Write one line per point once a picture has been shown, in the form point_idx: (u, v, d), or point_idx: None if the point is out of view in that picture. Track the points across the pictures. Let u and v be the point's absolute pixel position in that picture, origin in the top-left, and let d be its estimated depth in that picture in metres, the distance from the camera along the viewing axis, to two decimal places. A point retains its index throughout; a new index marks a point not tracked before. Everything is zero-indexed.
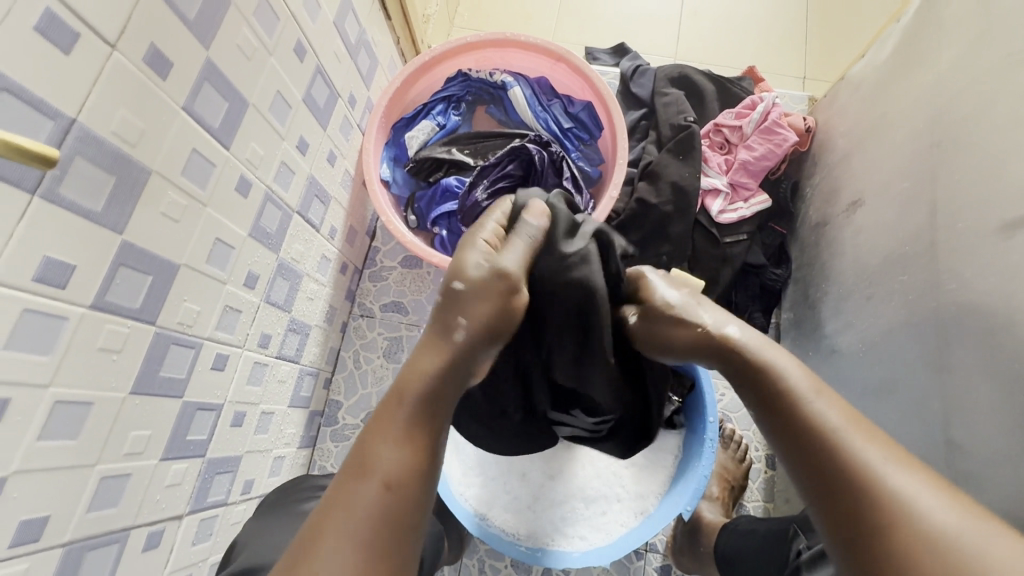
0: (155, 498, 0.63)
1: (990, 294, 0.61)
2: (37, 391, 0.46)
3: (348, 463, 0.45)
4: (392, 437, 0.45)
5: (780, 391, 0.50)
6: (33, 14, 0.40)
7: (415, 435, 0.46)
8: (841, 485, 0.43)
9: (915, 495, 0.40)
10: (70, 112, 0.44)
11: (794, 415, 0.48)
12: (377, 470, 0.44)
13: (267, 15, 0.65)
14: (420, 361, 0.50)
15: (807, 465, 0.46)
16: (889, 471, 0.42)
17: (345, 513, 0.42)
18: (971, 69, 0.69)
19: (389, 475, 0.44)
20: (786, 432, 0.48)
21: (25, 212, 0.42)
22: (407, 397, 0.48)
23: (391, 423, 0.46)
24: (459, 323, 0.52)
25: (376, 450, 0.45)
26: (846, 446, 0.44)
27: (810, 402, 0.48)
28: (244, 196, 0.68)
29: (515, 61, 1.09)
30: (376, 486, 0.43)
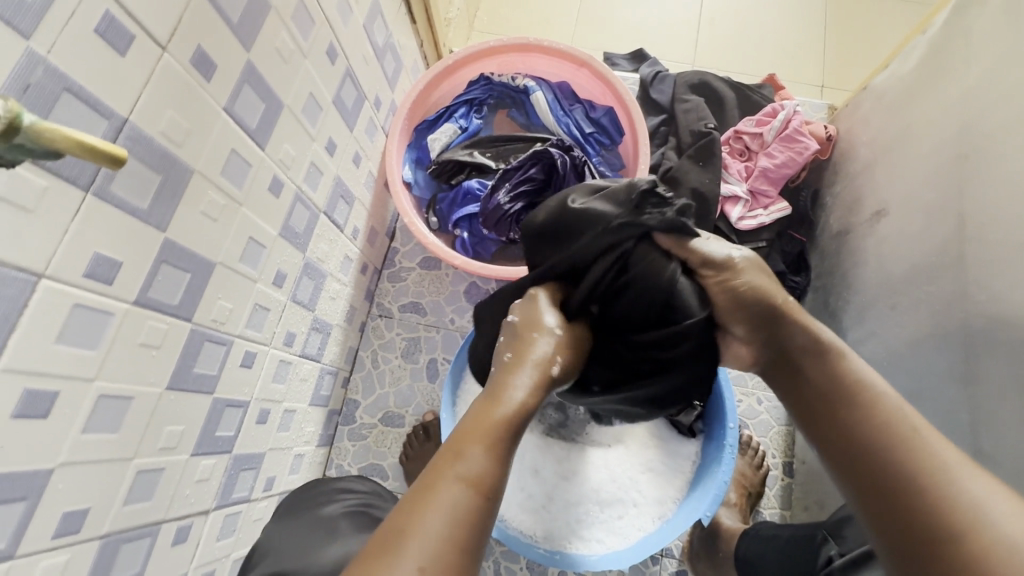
0: (185, 493, 0.64)
1: (1020, 305, 0.61)
2: (83, 385, 0.47)
3: (434, 466, 0.44)
4: (484, 443, 0.46)
5: (857, 388, 0.53)
6: (94, 17, 0.41)
7: (501, 447, 0.46)
8: (915, 482, 0.46)
9: (989, 497, 0.43)
10: (123, 113, 0.45)
11: (870, 413, 0.51)
12: (468, 473, 0.43)
13: (304, 18, 0.66)
14: (508, 378, 0.52)
15: (880, 459, 0.48)
16: (965, 474, 0.45)
17: (435, 510, 0.41)
18: (1001, 81, 0.69)
19: (478, 481, 0.43)
20: (860, 427, 0.51)
21: (78, 210, 0.43)
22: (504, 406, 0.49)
23: (484, 424, 0.48)
24: (553, 360, 0.55)
25: (466, 452, 0.45)
26: (923, 447, 0.47)
27: (890, 405, 0.51)
28: (276, 196, 0.69)
29: (537, 65, 1.10)
30: (466, 489, 0.43)
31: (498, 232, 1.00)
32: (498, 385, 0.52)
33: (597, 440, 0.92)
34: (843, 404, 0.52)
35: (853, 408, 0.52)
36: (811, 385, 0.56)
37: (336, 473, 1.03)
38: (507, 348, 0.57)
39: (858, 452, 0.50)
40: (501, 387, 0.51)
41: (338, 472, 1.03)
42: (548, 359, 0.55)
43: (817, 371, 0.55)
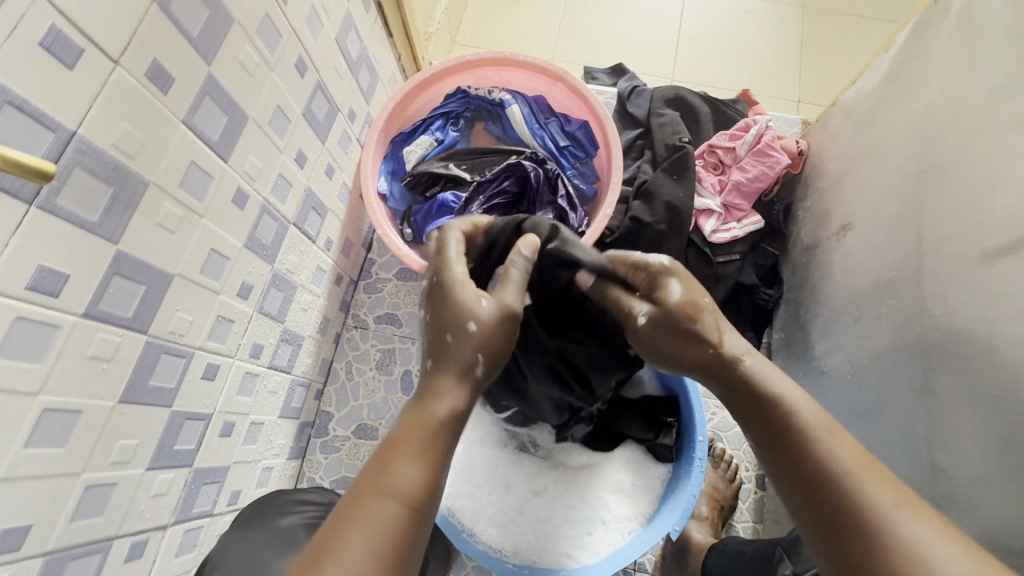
0: (140, 508, 0.63)
1: (975, 320, 0.62)
2: (26, 399, 0.46)
3: (363, 482, 0.45)
4: (416, 456, 0.47)
5: (786, 423, 0.50)
6: (38, 31, 0.41)
7: (435, 458, 0.47)
8: (851, 529, 0.44)
9: (927, 542, 0.41)
10: (70, 125, 0.45)
11: (801, 454, 0.48)
12: (399, 488, 0.44)
13: (270, 32, 0.67)
14: (441, 386, 0.51)
15: (812, 502, 0.47)
16: (900, 517, 0.43)
17: (362, 527, 0.42)
18: (958, 100, 0.70)
19: (409, 496, 0.45)
20: (793, 468, 0.49)
21: (20, 223, 0.43)
22: (427, 417, 0.49)
23: (410, 437, 0.48)
24: (477, 358, 0.52)
25: (395, 467, 0.46)
26: (856, 490, 0.45)
27: (820, 441, 0.48)
28: (240, 208, 0.69)
29: (513, 79, 1.11)
30: (396, 504, 0.44)
31: None
32: (429, 394, 0.51)
33: (568, 460, 0.92)
34: (774, 443, 0.50)
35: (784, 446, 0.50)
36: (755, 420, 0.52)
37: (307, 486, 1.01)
38: (431, 350, 0.53)
39: (793, 493, 0.49)
40: (432, 394, 0.51)
41: (310, 485, 1.01)
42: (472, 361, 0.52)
43: (746, 404, 0.53)
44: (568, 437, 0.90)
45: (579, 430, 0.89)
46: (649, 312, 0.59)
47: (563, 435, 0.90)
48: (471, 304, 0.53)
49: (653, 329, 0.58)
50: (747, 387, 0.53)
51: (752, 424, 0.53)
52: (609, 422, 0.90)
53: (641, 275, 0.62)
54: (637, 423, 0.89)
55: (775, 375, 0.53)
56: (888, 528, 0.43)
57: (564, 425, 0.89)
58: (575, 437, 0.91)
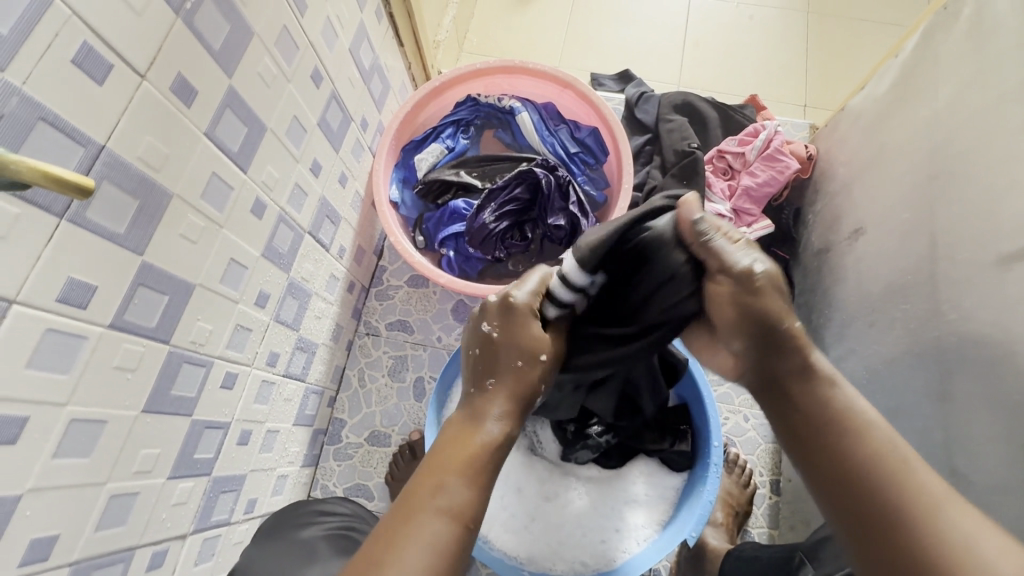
0: (161, 517, 0.63)
1: (992, 324, 0.62)
2: (55, 410, 0.47)
3: (414, 497, 0.48)
4: (465, 475, 0.50)
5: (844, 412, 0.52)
6: (71, 48, 0.42)
7: (480, 476, 0.50)
8: (898, 516, 0.46)
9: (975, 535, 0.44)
10: (99, 139, 0.45)
11: (853, 444, 0.50)
12: (449, 505, 0.47)
13: (288, 44, 0.68)
14: (489, 405, 0.55)
15: (860, 489, 0.49)
16: (958, 506, 0.46)
17: (416, 543, 0.45)
18: (968, 105, 0.71)
19: (457, 513, 0.47)
20: (840, 457, 0.51)
21: (51, 236, 0.43)
22: (475, 439, 0.52)
23: (460, 456, 0.51)
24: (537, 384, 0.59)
25: (447, 486, 0.48)
26: (908, 482, 0.47)
27: (874, 436, 0.50)
28: (258, 218, 0.70)
29: (523, 86, 1.11)
30: (446, 521, 0.46)
31: (484, 250, 1.02)
32: (478, 414, 0.54)
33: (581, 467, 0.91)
34: (831, 429, 0.52)
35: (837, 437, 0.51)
36: (813, 405, 0.53)
37: (321, 494, 1.02)
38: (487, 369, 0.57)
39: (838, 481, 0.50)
40: (481, 414, 0.54)
41: (324, 492, 1.02)
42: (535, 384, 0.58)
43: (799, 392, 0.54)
44: (573, 460, 0.89)
45: (584, 455, 0.88)
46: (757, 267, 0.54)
47: (568, 456, 0.89)
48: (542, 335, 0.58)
49: (753, 290, 0.54)
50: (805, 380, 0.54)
51: (801, 415, 0.54)
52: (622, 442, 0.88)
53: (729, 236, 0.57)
54: (650, 435, 0.86)
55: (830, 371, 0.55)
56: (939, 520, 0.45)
57: (569, 445, 0.89)
58: (580, 458, 0.89)
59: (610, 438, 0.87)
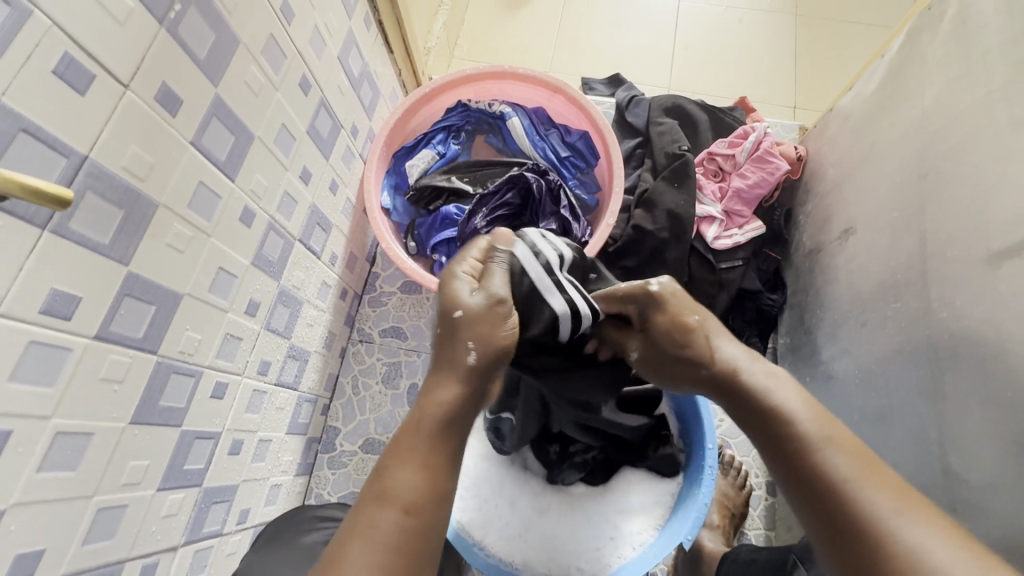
0: (150, 529, 0.62)
1: (982, 322, 0.62)
2: (39, 423, 0.46)
3: (366, 490, 0.47)
4: (414, 461, 0.48)
5: (786, 431, 0.51)
6: (52, 59, 0.42)
7: (434, 459, 0.49)
8: (845, 530, 0.45)
9: (929, 548, 0.42)
10: (82, 150, 0.45)
11: (802, 461, 0.49)
12: (398, 496, 0.46)
13: (275, 52, 0.68)
14: (437, 385, 0.53)
15: (812, 507, 0.48)
16: (900, 521, 0.44)
17: (367, 537, 0.44)
18: (954, 105, 0.71)
19: (408, 501, 0.46)
20: (793, 478, 0.50)
21: (34, 247, 0.43)
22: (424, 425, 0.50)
23: (409, 449, 0.49)
24: (470, 349, 0.54)
25: (395, 476, 0.47)
26: (854, 494, 0.46)
27: (822, 449, 0.49)
28: (247, 226, 0.70)
29: (513, 91, 1.11)
30: (394, 510, 0.45)
31: None
32: (428, 394, 0.53)
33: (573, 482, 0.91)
34: (777, 450, 0.51)
35: (787, 455, 0.50)
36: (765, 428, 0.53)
37: (315, 503, 1.01)
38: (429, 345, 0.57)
39: (796, 502, 0.50)
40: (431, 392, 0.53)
41: (318, 501, 1.01)
42: (463, 350, 0.54)
43: (743, 405, 0.55)
44: (560, 482, 0.91)
45: (572, 476, 0.90)
46: (640, 353, 0.67)
47: (554, 478, 0.91)
48: (455, 294, 0.56)
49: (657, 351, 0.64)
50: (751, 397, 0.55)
51: (755, 431, 0.54)
52: (607, 457, 0.91)
53: (631, 308, 0.67)
54: (632, 445, 0.89)
55: (777, 385, 0.55)
56: (888, 536, 0.43)
57: (556, 467, 0.91)
58: (569, 480, 0.90)
59: (594, 454, 0.90)
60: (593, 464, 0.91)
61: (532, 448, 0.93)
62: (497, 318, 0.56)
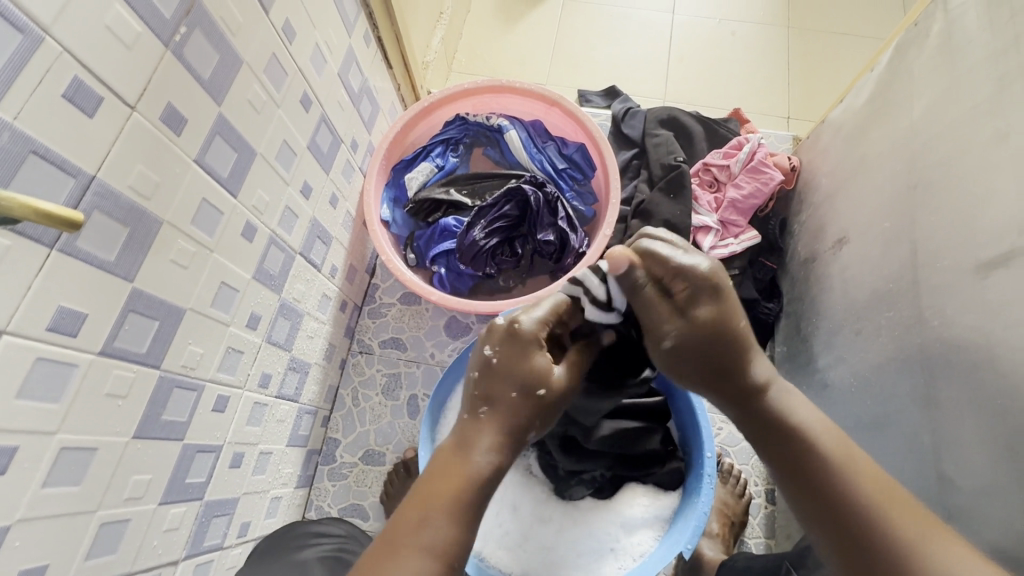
0: (153, 543, 0.63)
1: (972, 332, 0.63)
2: (45, 438, 0.47)
3: (397, 532, 0.48)
4: (447, 512, 0.49)
5: (807, 454, 0.54)
6: (62, 83, 0.43)
7: (466, 511, 0.50)
8: (872, 552, 0.48)
9: (953, 565, 0.46)
10: (90, 170, 0.46)
11: (829, 484, 0.52)
12: (429, 543, 0.47)
13: (277, 71, 0.69)
14: (478, 437, 0.53)
15: (839, 529, 0.50)
16: (926, 542, 0.47)
17: None
18: (940, 118, 0.73)
19: (440, 549, 0.48)
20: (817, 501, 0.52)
21: (43, 266, 0.44)
22: (467, 472, 0.51)
23: (445, 496, 0.50)
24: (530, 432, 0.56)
25: (429, 525, 0.48)
26: (880, 517, 0.49)
27: (844, 474, 0.52)
28: (249, 240, 0.71)
29: (510, 104, 1.13)
30: (428, 558, 0.47)
31: (475, 267, 1.03)
32: (471, 443, 0.53)
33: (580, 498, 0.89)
34: (795, 471, 0.54)
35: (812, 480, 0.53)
36: (784, 449, 0.55)
37: (315, 515, 1.01)
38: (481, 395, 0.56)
39: (816, 521, 0.52)
40: (475, 440, 0.53)
41: (319, 513, 1.01)
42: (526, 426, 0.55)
43: (762, 421, 0.57)
44: (567, 498, 0.89)
45: (580, 492, 0.88)
46: (680, 334, 0.57)
47: (562, 494, 0.89)
48: (545, 369, 0.56)
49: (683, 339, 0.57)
50: (774, 420, 0.56)
51: (772, 452, 0.56)
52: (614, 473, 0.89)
53: (679, 286, 0.57)
54: (638, 461, 0.88)
55: (792, 403, 0.57)
56: (918, 555, 0.47)
57: (563, 483, 0.89)
58: (576, 495, 0.89)
59: (603, 472, 0.88)
60: (601, 480, 0.89)
61: (537, 458, 0.91)
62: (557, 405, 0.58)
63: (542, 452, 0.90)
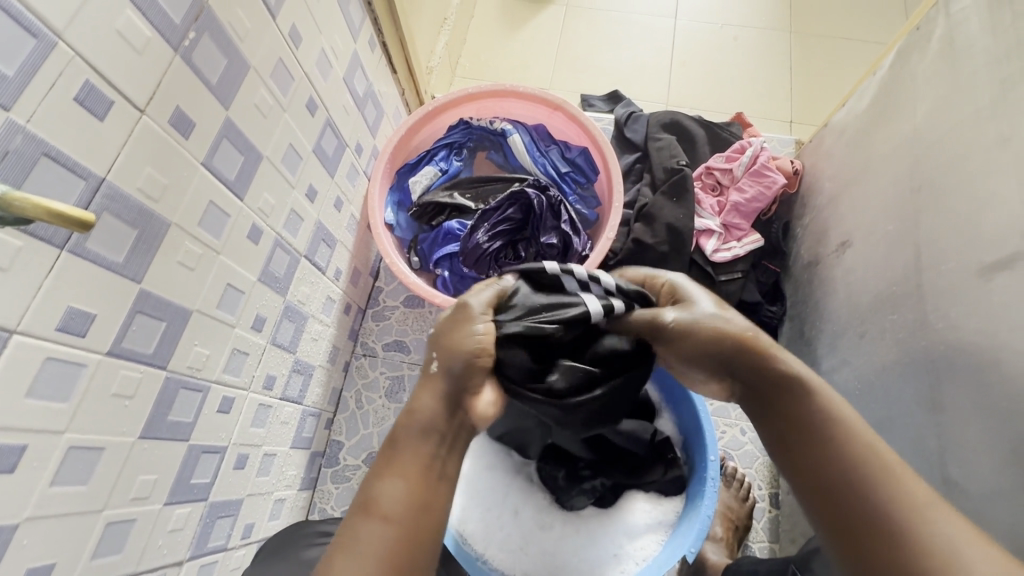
0: (158, 544, 0.63)
1: (977, 335, 0.63)
2: (54, 437, 0.48)
3: (357, 502, 0.52)
4: (403, 475, 0.52)
5: (806, 431, 0.54)
6: (74, 87, 0.43)
7: (421, 476, 0.53)
8: (871, 522, 0.49)
9: (948, 547, 0.45)
10: (99, 172, 0.47)
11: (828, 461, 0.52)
12: (381, 508, 0.51)
13: (283, 75, 0.70)
14: (424, 397, 0.56)
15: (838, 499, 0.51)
16: (923, 520, 0.47)
17: (351, 547, 0.49)
18: (943, 121, 0.73)
19: (387, 512, 0.51)
20: (814, 472, 0.53)
21: (53, 267, 0.45)
22: (404, 435, 0.54)
23: (391, 462, 0.53)
24: (432, 359, 0.57)
25: (384, 487, 0.52)
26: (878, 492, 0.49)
27: (840, 445, 0.53)
28: (255, 242, 0.71)
29: (514, 109, 1.14)
30: (376, 520, 0.50)
31: (478, 270, 1.03)
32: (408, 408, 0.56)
33: (579, 505, 0.88)
34: (797, 447, 0.55)
35: (804, 442, 0.54)
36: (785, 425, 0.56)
37: (319, 517, 1.01)
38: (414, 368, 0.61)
39: (816, 492, 0.53)
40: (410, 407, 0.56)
41: (322, 516, 1.01)
42: (428, 361, 0.57)
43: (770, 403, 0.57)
44: (570, 508, 0.88)
45: (581, 502, 0.87)
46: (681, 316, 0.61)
47: (563, 503, 0.88)
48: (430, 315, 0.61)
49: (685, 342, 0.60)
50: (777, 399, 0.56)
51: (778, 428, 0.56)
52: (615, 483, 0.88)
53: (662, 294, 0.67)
54: (638, 469, 0.87)
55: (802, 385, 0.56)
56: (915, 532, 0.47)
57: (564, 492, 0.88)
58: (578, 505, 0.88)
59: (603, 481, 0.87)
60: (602, 490, 0.88)
61: (539, 468, 0.91)
62: (459, 329, 0.57)
63: (543, 461, 0.90)
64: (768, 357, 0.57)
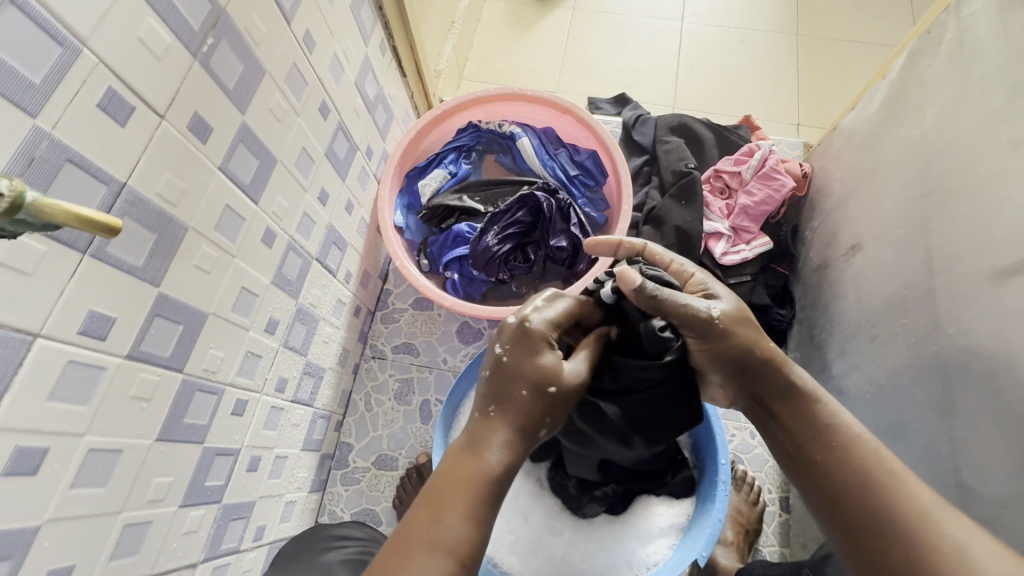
0: (172, 546, 0.63)
1: (990, 339, 0.63)
2: (74, 440, 0.48)
3: (414, 532, 0.47)
4: (465, 509, 0.48)
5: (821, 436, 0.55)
6: (96, 94, 0.44)
7: (483, 511, 0.49)
8: (887, 526, 0.49)
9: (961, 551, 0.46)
10: (121, 177, 0.47)
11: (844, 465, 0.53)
12: (448, 542, 0.47)
13: (297, 79, 0.71)
14: (491, 434, 0.52)
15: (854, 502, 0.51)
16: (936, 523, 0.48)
17: None
18: (954, 125, 0.73)
19: (456, 548, 0.47)
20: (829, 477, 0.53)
21: (75, 271, 0.45)
22: (482, 472, 0.50)
23: (458, 493, 0.49)
24: (544, 423, 0.54)
25: (445, 519, 0.48)
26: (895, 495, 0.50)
27: (854, 450, 0.53)
28: (268, 246, 0.72)
29: (523, 112, 1.14)
30: (444, 556, 0.46)
31: (488, 273, 1.03)
32: (483, 442, 0.52)
33: (590, 513, 0.88)
34: (812, 452, 0.55)
35: (819, 451, 0.54)
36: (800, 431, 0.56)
37: (328, 520, 1.01)
38: (491, 395, 0.54)
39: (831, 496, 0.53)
40: (484, 441, 0.52)
41: (331, 518, 1.01)
42: (539, 421, 0.54)
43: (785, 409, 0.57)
44: (582, 515, 0.88)
45: (594, 510, 0.88)
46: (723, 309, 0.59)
47: (576, 511, 0.88)
48: (552, 367, 0.55)
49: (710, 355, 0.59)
50: (793, 406, 0.57)
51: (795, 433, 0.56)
52: (626, 489, 0.88)
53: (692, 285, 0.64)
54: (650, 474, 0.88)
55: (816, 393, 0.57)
56: (930, 535, 0.47)
57: (576, 501, 0.88)
58: (591, 513, 0.88)
59: (614, 487, 0.87)
60: (614, 496, 0.88)
61: (550, 476, 0.91)
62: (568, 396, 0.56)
63: (555, 468, 0.91)
64: (780, 360, 0.58)
